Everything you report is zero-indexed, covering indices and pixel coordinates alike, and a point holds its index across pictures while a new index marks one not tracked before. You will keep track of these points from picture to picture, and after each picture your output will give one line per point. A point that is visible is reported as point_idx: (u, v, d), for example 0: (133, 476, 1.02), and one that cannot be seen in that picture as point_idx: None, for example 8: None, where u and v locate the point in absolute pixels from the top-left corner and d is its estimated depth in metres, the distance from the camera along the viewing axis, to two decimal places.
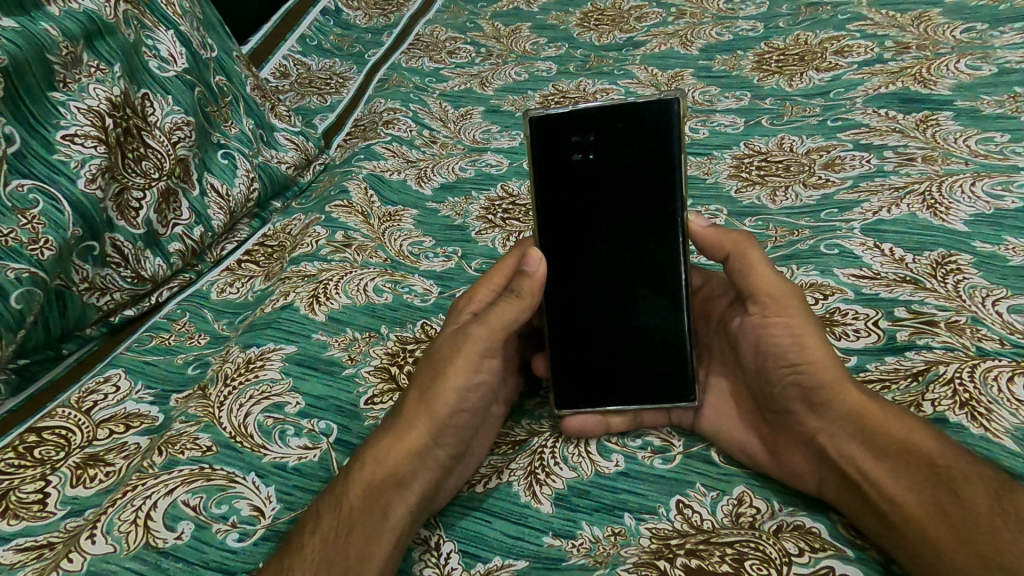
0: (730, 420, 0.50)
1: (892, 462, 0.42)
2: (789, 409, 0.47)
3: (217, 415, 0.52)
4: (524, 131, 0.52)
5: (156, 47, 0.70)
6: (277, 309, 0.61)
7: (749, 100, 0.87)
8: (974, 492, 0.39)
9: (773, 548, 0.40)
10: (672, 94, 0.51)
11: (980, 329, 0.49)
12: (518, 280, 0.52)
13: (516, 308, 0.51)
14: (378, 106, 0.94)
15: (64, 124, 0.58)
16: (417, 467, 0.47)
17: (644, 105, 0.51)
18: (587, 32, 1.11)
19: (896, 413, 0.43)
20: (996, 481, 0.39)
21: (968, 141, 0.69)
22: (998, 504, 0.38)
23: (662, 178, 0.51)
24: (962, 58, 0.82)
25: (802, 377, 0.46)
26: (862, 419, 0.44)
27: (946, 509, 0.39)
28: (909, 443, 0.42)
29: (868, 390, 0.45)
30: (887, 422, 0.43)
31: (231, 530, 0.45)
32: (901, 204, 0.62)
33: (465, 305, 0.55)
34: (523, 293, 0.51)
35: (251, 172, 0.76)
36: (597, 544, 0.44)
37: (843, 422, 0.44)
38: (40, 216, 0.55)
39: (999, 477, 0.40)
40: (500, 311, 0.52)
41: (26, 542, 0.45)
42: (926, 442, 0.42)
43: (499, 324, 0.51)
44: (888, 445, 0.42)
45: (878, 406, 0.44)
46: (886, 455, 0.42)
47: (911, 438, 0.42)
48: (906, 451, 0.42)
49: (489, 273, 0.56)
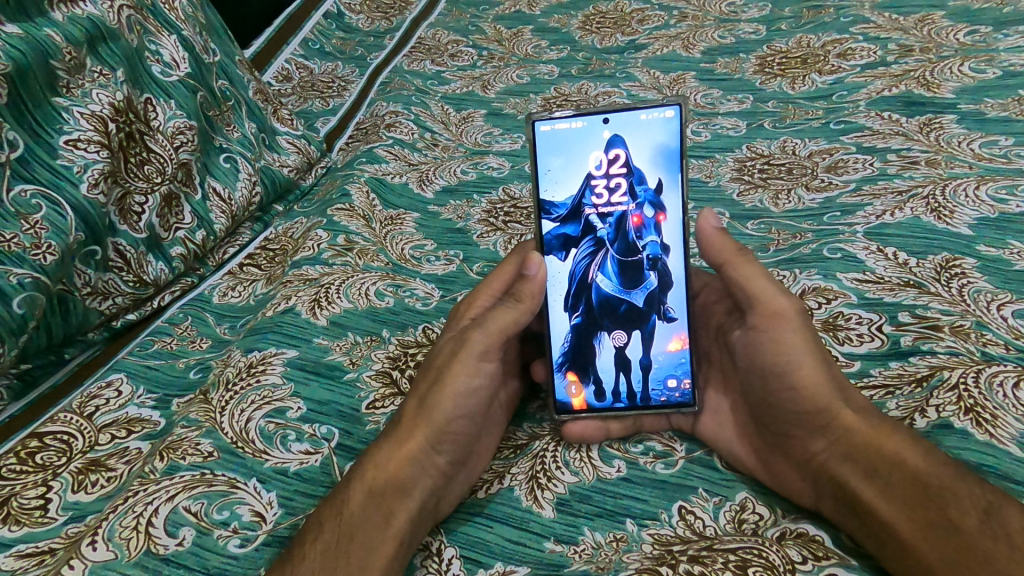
0: (728, 429, 0.49)
1: (888, 480, 0.42)
2: (785, 422, 0.46)
3: (219, 420, 0.52)
4: (529, 133, 0.53)
5: (159, 52, 0.70)
6: (279, 313, 0.61)
7: (752, 102, 0.87)
8: (967, 511, 0.39)
9: (776, 555, 0.40)
10: (674, 100, 0.52)
11: (985, 334, 0.49)
12: (519, 284, 0.52)
13: (515, 312, 0.51)
14: (380, 110, 0.94)
15: (68, 129, 0.58)
16: (417, 473, 0.46)
17: (648, 110, 0.53)
18: (589, 35, 1.10)
19: (890, 428, 0.43)
20: (990, 501, 0.39)
21: (972, 145, 0.69)
22: (991, 525, 0.38)
23: (665, 181, 0.53)
24: (966, 61, 0.81)
25: (799, 393, 0.45)
26: (857, 435, 0.43)
27: (940, 530, 0.39)
28: (903, 460, 0.42)
29: (864, 404, 0.45)
30: (883, 439, 0.43)
31: (232, 536, 0.45)
32: (905, 208, 0.61)
33: (465, 311, 0.55)
34: (521, 296, 0.51)
35: (253, 176, 0.76)
36: (599, 550, 0.43)
37: (839, 439, 0.44)
38: (44, 221, 0.55)
39: (993, 496, 0.39)
40: (498, 316, 0.51)
41: (27, 548, 0.45)
42: (921, 460, 0.41)
43: (496, 328, 0.50)
44: (884, 463, 0.42)
45: (874, 422, 0.43)
46: (881, 472, 0.42)
47: (906, 456, 0.42)
48: (901, 469, 0.41)
49: (488, 277, 0.56)
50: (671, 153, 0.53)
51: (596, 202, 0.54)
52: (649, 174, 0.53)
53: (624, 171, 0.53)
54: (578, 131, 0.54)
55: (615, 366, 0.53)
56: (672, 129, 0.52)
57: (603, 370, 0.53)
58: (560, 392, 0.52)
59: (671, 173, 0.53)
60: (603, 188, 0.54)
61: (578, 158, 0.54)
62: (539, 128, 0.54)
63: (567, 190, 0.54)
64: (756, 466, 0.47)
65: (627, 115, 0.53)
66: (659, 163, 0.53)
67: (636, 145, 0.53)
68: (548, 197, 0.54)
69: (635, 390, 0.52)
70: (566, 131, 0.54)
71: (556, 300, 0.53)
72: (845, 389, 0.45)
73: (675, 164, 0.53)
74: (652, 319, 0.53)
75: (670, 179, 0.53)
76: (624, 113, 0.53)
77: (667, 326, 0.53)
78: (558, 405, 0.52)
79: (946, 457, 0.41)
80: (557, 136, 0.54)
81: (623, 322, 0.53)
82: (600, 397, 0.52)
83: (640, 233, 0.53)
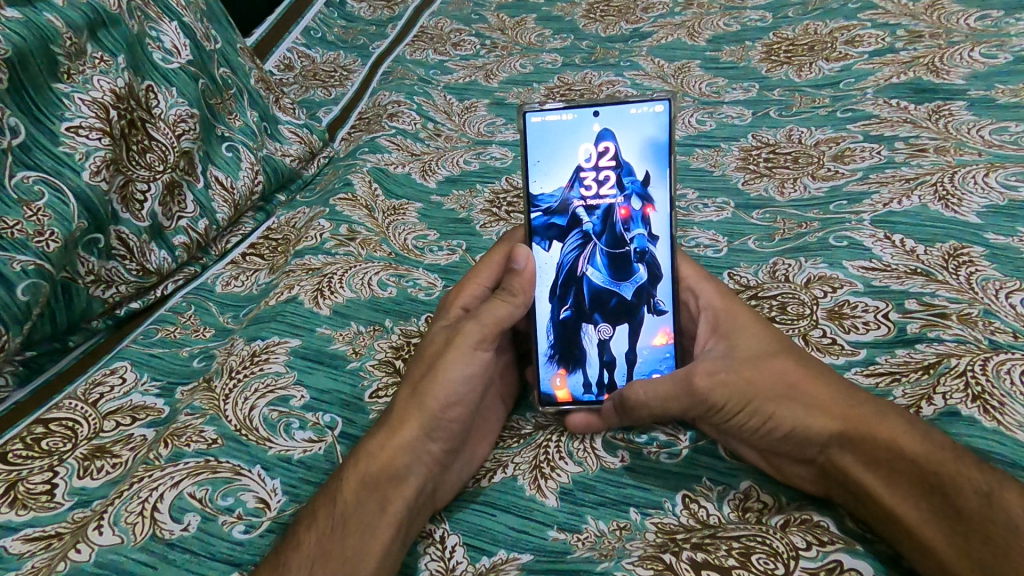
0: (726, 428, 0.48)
1: (888, 472, 0.41)
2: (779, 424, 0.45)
3: (223, 408, 0.52)
4: (518, 125, 0.52)
5: (160, 39, 0.69)
6: (282, 301, 0.61)
7: (757, 91, 0.86)
8: (968, 496, 0.39)
9: (780, 543, 0.40)
10: (663, 95, 0.52)
11: (993, 322, 0.49)
12: (509, 278, 0.51)
13: (509, 307, 0.50)
14: (383, 99, 0.93)
15: (69, 116, 0.58)
16: (413, 461, 0.46)
17: (637, 105, 0.52)
18: (593, 23, 1.10)
19: (882, 417, 0.43)
20: (989, 483, 0.39)
21: (982, 132, 0.68)
22: (993, 510, 0.38)
23: (654, 175, 0.53)
24: (977, 47, 0.80)
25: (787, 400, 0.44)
26: (851, 431, 0.43)
27: (947, 518, 0.39)
28: (900, 449, 0.41)
29: (852, 397, 0.44)
30: (878, 432, 0.42)
31: (237, 522, 0.45)
32: (913, 195, 0.61)
33: (454, 299, 0.54)
34: (514, 290, 0.50)
35: (255, 165, 0.76)
36: (602, 538, 0.43)
37: (835, 434, 0.43)
38: (46, 208, 0.55)
39: (993, 479, 0.39)
40: (492, 307, 0.50)
41: (34, 532, 0.45)
42: (920, 448, 0.41)
43: (491, 319, 0.50)
44: (884, 456, 0.41)
45: (865, 413, 0.43)
46: (883, 465, 0.41)
47: (901, 444, 0.41)
48: (901, 459, 0.41)
49: (477, 266, 0.55)
50: (660, 147, 0.52)
51: (584, 194, 0.53)
52: (636, 168, 0.53)
53: (612, 165, 0.53)
54: (569, 123, 0.53)
55: (603, 358, 0.53)
56: (660, 124, 0.52)
57: (591, 363, 0.53)
58: (544, 384, 0.52)
59: (659, 167, 0.53)
60: (590, 180, 0.53)
61: (567, 150, 0.53)
62: (529, 120, 0.53)
63: (555, 179, 0.53)
64: (762, 466, 0.46)
65: (616, 109, 0.53)
66: (646, 157, 0.53)
67: (624, 139, 0.53)
68: (536, 186, 0.53)
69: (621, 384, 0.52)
70: (555, 124, 0.53)
71: (544, 292, 0.53)
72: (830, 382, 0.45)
73: (662, 159, 0.52)
74: (641, 312, 0.53)
75: (658, 173, 0.53)
76: (614, 107, 0.52)
77: (656, 319, 0.53)
78: (543, 396, 0.52)
79: (942, 440, 0.41)
80: (548, 128, 0.53)
81: (612, 315, 0.53)
82: (586, 390, 0.52)
83: (627, 226, 0.53)
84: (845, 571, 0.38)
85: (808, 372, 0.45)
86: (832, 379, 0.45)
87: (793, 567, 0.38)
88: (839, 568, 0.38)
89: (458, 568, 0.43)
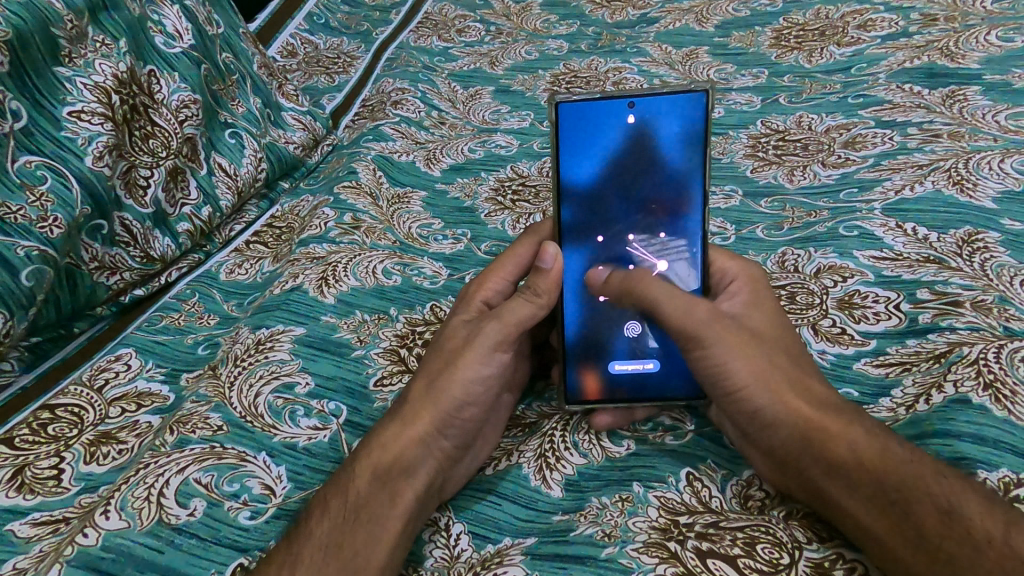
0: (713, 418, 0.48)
1: (848, 479, 0.40)
2: (747, 427, 0.44)
3: (228, 395, 0.51)
4: (550, 118, 0.50)
5: (162, 22, 0.68)
6: (287, 290, 0.61)
7: (767, 77, 0.85)
8: (927, 511, 0.37)
9: (784, 533, 0.40)
10: (699, 87, 0.49)
11: (1008, 309, 0.48)
12: (534, 277, 0.49)
13: (532, 307, 0.49)
14: (387, 86, 0.93)
15: (71, 100, 0.58)
16: (423, 454, 0.45)
17: (672, 96, 0.49)
18: (599, 9, 1.08)
19: (844, 422, 0.42)
20: (949, 497, 0.37)
21: (998, 117, 0.67)
22: (953, 526, 0.36)
23: (687, 171, 0.50)
24: (993, 30, 0.79)
25: (740, 402, 0.45)
26: (810, 432, 0.42)
27: (910, 530, 0.37)
28: (859, 455, 0.40)
29: (823, 404, 0.43)
30: (839, 436, 0.41)
31: (242, 508, 0.44)
32: (926, 181, 0.60)
33: (476, 292, 0.54)
34: (539, 291, 0.49)
35: (258, 152, 0.75)
36: (604, 511, 0.43)
37: (799, 431, 0.42)
38: (49, 192, 0.54)
39: (953, 492, 0.37)
40: (515, 307, 0.49)
41: (41, 516, 0.45)
42: (877, 453, 0.40)
43: (513, 320, 0.49)
44: (840, 459, 0.40)
45: (825, 417, 0.42)
46: (841, 469, 0.40)
47: (859, 449, 0.40)
48: (858, 465, 0.40)
49: (500, 259, 0.55)
50: (696, 139, 0.49)
51: (616, 190, 0.51)
52: (671, 164, 0.50)
53: (647, 158, 0.50)
54: (603, 115, 0.50)
55: (631, 355, 0.51)
56: (697, 114, 0.49)
57: (620, 360, 0.51)
58: (572, 381, 0.50)
59: (695, 165, 0.50)
60: (624, 174, 0.50)
61: (600, 143, 0.50)
62: (563, 111, 0.50)
63: (588, 174, 0.50)
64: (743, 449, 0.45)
65: (652, 100, 0.49)
66: (682, 153, 0.50)
67: (661, 131, 0.50)
68: (567, 180, 0.50)
69: (651, 381, 0.50)
70: (591, 114, 0.50)
71: (575, 293, 0.51)
72: (800, 383, 0.44)
73: (699, 152, 0.50)
74: None
75: (694, 169, 0.50)
76: (649, 98, 0.49)
77: None
78: (568, 393, 0.50)
79: (904, 450, 0.40)
80: (582, 118, 0.50)
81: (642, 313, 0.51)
82: (614, 386, 0.50)
83: (661, 224, 0.51)
84: (848, 562, 0.38)
85: (768, 369, 0.45)
86: (797, 379, 0.45)
87: (797, 558, 0.38)
88: (842, 559, 0.38)
89: (462, 556, 0.43)
